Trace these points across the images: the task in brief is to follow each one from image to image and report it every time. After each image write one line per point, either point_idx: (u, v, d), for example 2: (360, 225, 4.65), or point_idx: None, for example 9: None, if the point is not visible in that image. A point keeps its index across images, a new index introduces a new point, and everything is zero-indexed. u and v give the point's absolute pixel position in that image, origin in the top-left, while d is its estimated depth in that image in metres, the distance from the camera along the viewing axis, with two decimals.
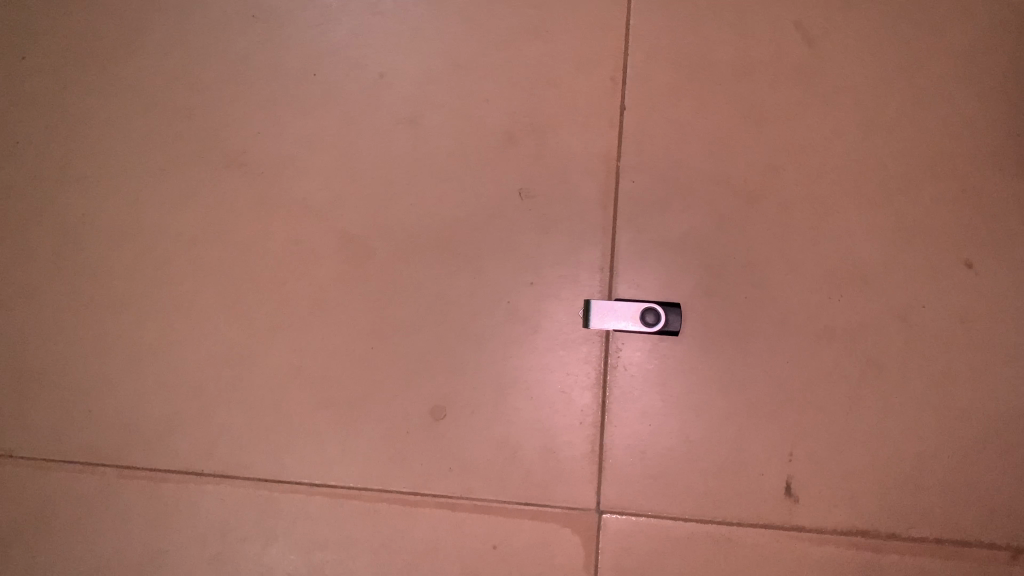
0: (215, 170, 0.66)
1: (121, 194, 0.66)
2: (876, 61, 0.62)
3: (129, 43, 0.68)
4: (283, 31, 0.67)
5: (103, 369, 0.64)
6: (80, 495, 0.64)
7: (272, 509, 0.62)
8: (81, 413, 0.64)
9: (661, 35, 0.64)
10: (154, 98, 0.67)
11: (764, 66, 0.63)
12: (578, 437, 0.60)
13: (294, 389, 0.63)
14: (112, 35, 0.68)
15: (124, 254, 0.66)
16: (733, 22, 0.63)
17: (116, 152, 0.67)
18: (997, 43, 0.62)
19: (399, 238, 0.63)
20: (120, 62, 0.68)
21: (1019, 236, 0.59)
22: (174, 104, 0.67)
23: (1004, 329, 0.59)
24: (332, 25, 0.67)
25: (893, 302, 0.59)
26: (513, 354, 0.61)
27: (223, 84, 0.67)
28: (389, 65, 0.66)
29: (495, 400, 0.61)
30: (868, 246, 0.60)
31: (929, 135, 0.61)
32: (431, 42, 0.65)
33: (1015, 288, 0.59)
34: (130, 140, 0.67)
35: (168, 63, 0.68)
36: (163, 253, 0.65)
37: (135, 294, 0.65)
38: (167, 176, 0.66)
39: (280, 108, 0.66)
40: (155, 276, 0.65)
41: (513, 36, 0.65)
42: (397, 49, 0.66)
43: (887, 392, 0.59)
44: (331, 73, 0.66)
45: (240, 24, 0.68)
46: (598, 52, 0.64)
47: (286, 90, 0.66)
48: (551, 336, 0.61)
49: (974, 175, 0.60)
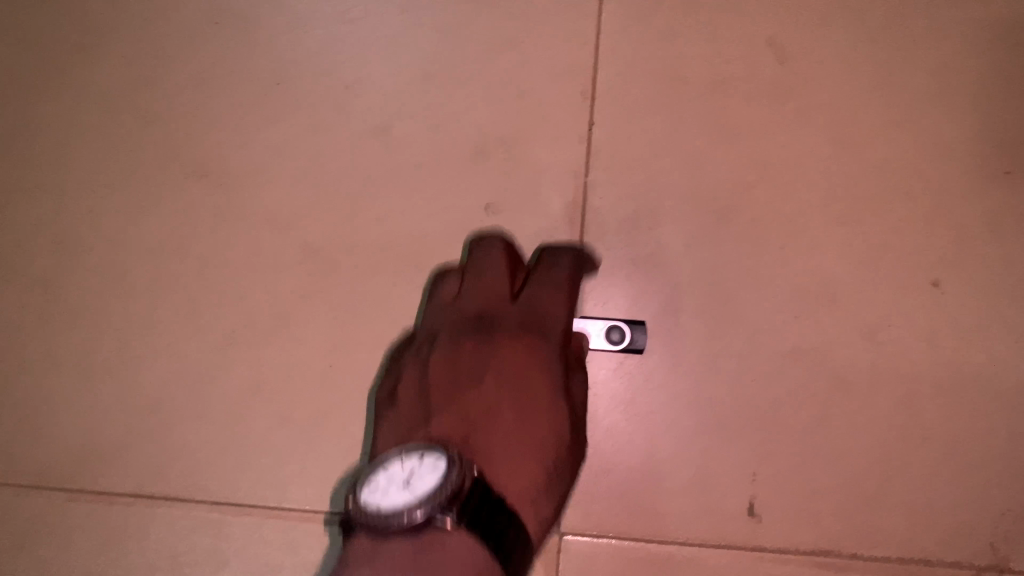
0: (174, 179, 0.64)
1: (76, 203, 0.64)
2: (847, 79, 0.62)
3: (91, 50, 0.67)
4: (249, 39, 0.66)
5: (56, 384, 0.62)
6: (28, 517, 0.61)
7: (225, 531, 0.60)
8: (30, 430, 0.62)
9: (632, 49, 0.63)
10: (114, 105, 0.66)
11: (736, 83, 0.62)
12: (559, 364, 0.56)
13: (252, 405, 0.61)
14: (74, 42, 0.67)
15: (79, 266, 0.64)
16: (704, 40, 0.63)
17: (73, 160, 0.65)
18: (967, 64, 0.62)
19: (362, 252, 0.62)
20: (81, 68, 0.66)
21: (987, 257, 0.59)
22: (135, 111, 0.65)
23: (972, 349, 0.58)
24: (300, 34, 0.66)
25: (862, 321, 0.59)
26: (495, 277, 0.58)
27: (184, 91, 0.65)
28: (356, 75, 0.64)
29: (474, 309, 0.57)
30: (837, 265, 0.60)
31: (898, 154, 0.61)
32: (401, 53, 0.64)
33: (982, 308, 0.59)
34: (88, 148, 0.65)
35: (129, 70, 0.66)
36: (119, 265, 0.63)
37: (90, 307, 0.63)
38: (124, 185, 0.64)
39: (243, 116, 0.64)
40: (110, 288, 0.63)
41: (482, 47, 0.64)
42: (365, 59, 0.65)
43: (855, 412, 0.58)
44: (296, 82, 0.65)
45: (204, 32, 0.66)
46: (568, 65, 0.63)
47: (250, 99, 0.65)
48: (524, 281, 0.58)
49: (942, 194, 0.60)
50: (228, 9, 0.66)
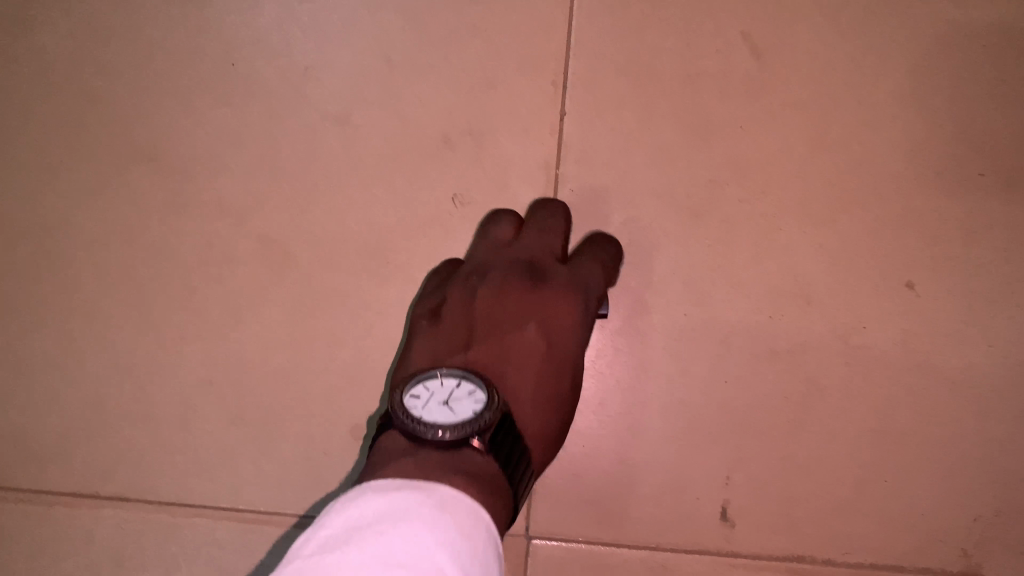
0: (122, 166, 0.61)
1: (18, 190, 0.61)
2: (826, 72, 0.60)
3: (27, 22, 0.62)
4: (199, 15, 0.62)
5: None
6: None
7: (176, 533, 0.59)
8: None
9: (605, 37, 0.61)
10: (56, 84, 0.62)
11: (711, 75, 0.60)
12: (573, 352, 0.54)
13: (206, 405, 0.59)
14: (6, 20, 0.63)
15: (21, 257, 0.61)
16: (681, 26, 0.60)
17: (13, 143, 0.62)
18: (950, 56, 0.60)
19: (322, 245, 0.59)
20: (18, 43, 0.62)
21: (965, 258, 0.58)
22: (78, 97, 0.62)
23: (945, 353, 0.57)
24: (254, 11, 0.62)
25: (836, 324, 0.58)
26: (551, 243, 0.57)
27: (132, 72, 0.62)
28: (316, 58, 0.61)
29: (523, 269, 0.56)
30: (812, 266, 0.58)
31: (875, 152, 0.59)
32: (363, 34, 0.61)
33: (957, 312, 0.57)
34: (29, 131, 0.62)
35: (69, 50, 0.62)
36: (64, 259, 0.60)
37: (34, 305, 0.60)
38: (69, 172, 0.61)
39: (196, 101, 0.61)
40: (54, 280, 0.60)
41: (449, 32, 0.61)
42: (325, 42, 0.61)
43: (827, 416, 0.57)
44: (252, 65, 0.61)
45: (151, 6, 0.62)
46: (539, 53, 0.61)
47: (203, 81, 0.62)
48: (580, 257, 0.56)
49: (919, 194, 0.59)
50: None
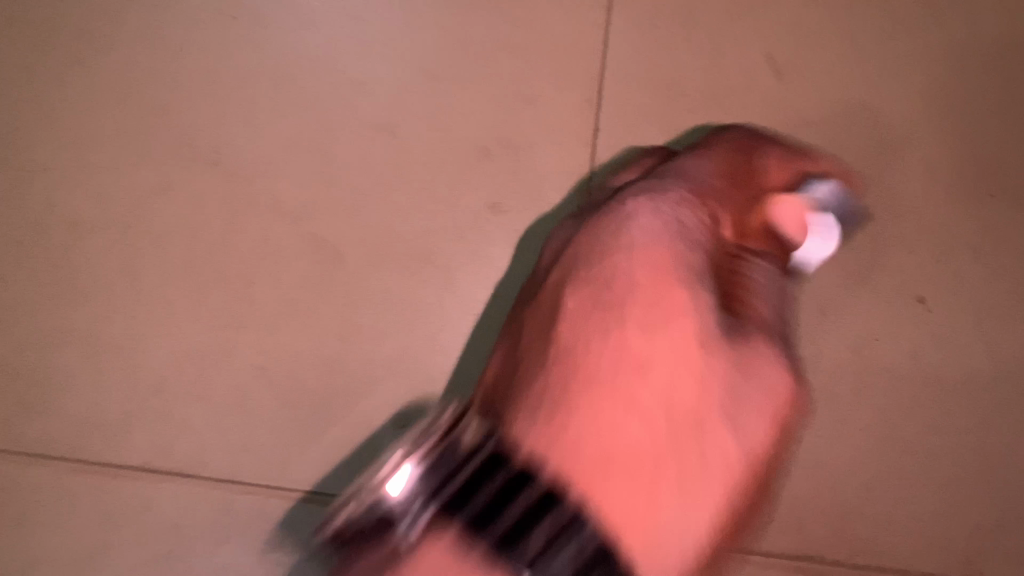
0: (190, 167, 0.66)
1: (93, 185, 0.67)
2: (839, 98, 0.64)
3: (110, 36, 0.69)
4: (266, 34, 0.68)
5: (66, 361, 0.64)
6: (30, 487, 0.62)
7: (230, 509, 0.62)
8: (35, 407, 0.63)
9: (637, 57, 0.65)
10: (132, 91, 0.68)
11: (737, 92, 0.64)
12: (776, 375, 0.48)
13: (256, 389, 0.63)
14: (88, 36, 0.69)
15: (93, 247, 0.66)
16: (709, 49, 0.65)
17: (90, 142, 0.67)
18: (951, 88, 0.64)
19: (369, 246, 0.64)
20: (100, 54, 0.68)
21: (973, 273, 0.61)
22: (150, 106, 0.68)
23: (953, 362, 0.60)
24: (315, 31, 0.68)
25: (849, 331, 0.61)
26: (613, 253, 0.50)
27: (201, 82, 0.68)
28: (368, 73, 0.67)
29: (570, 303, 0.48)
30: (827, 274, 0.61)
31: (890, 172, 0.63)
32: (412, 52, 0.67)
33: (964, 324, 0.61)
34: (106, 132, 0.67)
35: (145, 65, 0.68)
36: (131, 253, 0.66)
37: (99, 291, 0.65)
38: (141, 170, 0.67)
39: (257, 109, 0.67)
40: (125, 269, 0.65)
41: (493, 48, 0.66)
42: (376, 58, 0.67)
43: (838, 418, 0.60)
44: (309, 78, 0.67)
45: (220, 24, 0.69)
46: (575, 69, 0.65)
47: (264, 92, 0.67)
48: (661, 232, 0.50)
49: (930, 212, 0.62)
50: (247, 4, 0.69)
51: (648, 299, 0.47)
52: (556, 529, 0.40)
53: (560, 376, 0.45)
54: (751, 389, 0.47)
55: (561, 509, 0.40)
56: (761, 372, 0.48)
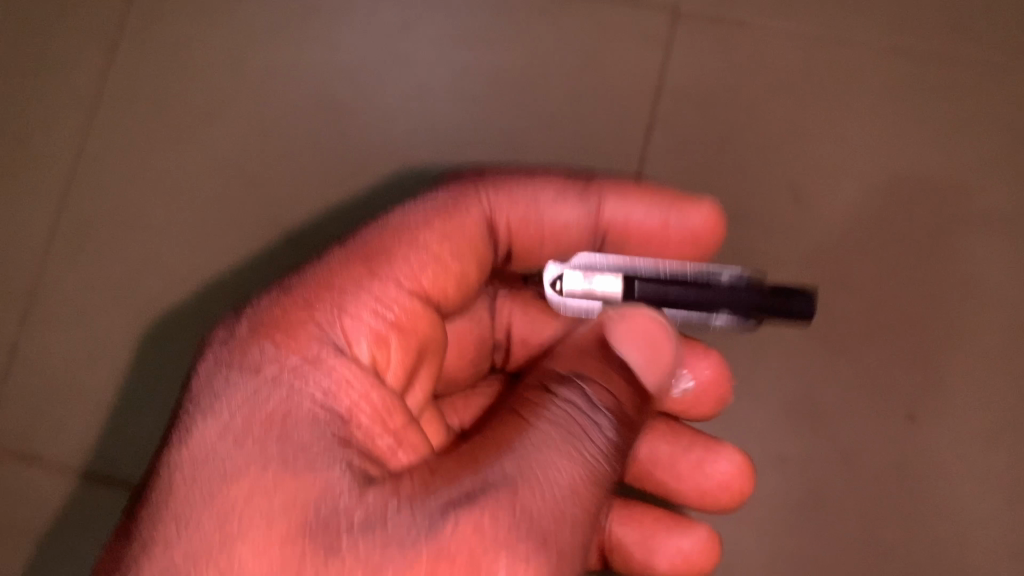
0: (261, 220, 0.73)
1: (177, 227, 0.73)
2: (860, 220, 0.70)
3: (203, 88, 0.75)
4: (343, 100, 0.74)
5: (136, 388, 0.71)
6: (86, 504, 0.69)
7: None
8: (99, 434, 0.70)
9: (676, 166, 0.71)
10: (217, 143, 0.74)
11: (764, 208, 0.70)
12: (596, 424, 0.46)
13: None
14: (201, 88, 0.75)
15: (169, 287, 0.73)
16: (742, 167, 0.71)
17: (177, 186, 0.74)
18: (970, 224, 0.70)
19: None
20: (194, 104, 0.75)
21: (960, 399, 0.66)
22: (251, 159, 0.74)
23: (933, 478, 0.65)
24: (387, 104, 0.73)
25: (845, 435, 0.66)
26: (503, 194, 0.55)
27: (281, 141, 0.74)
28: (433, 151, 0.73)
29: (391, 220, 0.52)
30: (831, 381, 0.67)
31: (895, 296, 0.68)
32: (475, 137, 0.73)
33: (947, 443, 0.66)
34: (193, 178, 0.74)
35: (250, 118, 0.74)
36: (211, 293, 0.72)
37: (173, 329, 0.72)
38: (219, 218, 0.73)
39: (325, 174, 0.73)
40: (193, 310, 0.72)
41: (547, 144, 0.72)
42: (444, 138, 0.73)
43: (825, 516, 0.65)
44: (379, 149, 0.73)
45: (304, 84, 0.74)
46: (619, 171, 0.71)
47: (335, 159, 0.73)
48: (677, 236, 0.57)
49: (931, 336, 0.68)
50: (330, 69, 0.74)
51: (448, 274, 0.52)
52: (212, 429, 0.41)
53: (344, 273, 0.49)
54: (547, 430, 0.45)
55: (195, 420, 0.42)
56: (574, 415, 0.46)
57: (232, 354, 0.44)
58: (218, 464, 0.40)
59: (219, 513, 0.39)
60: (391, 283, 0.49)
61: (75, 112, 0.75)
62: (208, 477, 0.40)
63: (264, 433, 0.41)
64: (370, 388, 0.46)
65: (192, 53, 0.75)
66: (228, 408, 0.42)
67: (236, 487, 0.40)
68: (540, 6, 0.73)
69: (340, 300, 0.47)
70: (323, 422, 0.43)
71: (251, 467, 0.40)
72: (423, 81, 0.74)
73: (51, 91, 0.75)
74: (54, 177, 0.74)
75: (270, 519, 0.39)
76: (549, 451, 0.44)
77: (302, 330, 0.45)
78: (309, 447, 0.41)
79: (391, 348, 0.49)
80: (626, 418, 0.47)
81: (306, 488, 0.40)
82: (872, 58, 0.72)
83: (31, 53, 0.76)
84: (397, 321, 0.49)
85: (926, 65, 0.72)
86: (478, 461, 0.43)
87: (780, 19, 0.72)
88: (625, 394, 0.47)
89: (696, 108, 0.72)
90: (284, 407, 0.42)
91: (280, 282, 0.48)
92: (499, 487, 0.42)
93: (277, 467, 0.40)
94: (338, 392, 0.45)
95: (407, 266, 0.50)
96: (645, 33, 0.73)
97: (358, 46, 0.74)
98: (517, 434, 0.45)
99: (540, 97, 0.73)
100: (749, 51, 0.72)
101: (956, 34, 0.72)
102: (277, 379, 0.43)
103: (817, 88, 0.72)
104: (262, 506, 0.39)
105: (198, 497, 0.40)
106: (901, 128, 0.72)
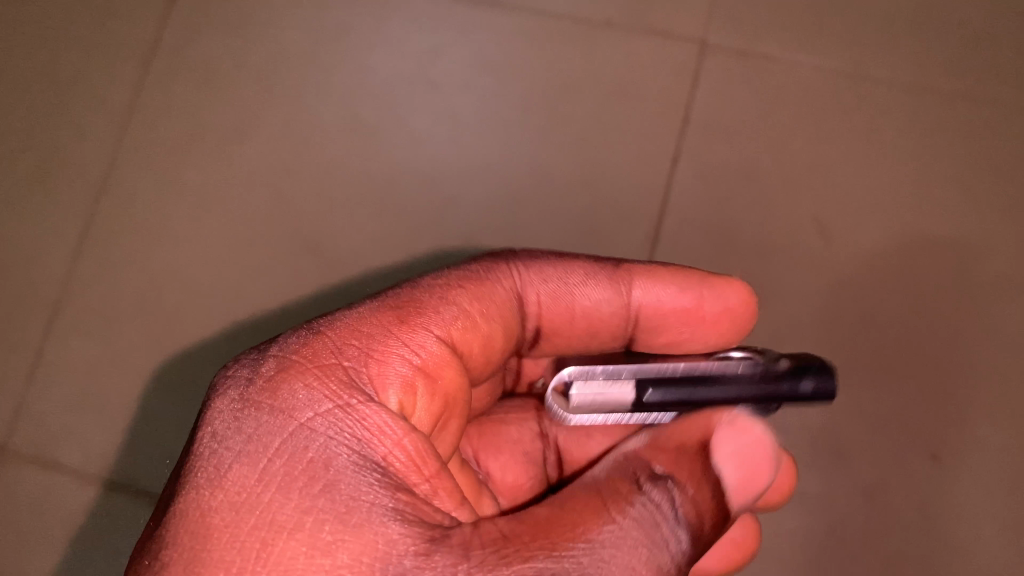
0: (279, 230, 0.72)
1: (198, 238, 0.73)
2: (884, 253, 0.69)
3: (231, 104, 0.76)
4: (369, 118, 0.74)
5: (146, 395, 0.70)
6: (83, 508, 0.67)
7: None
8: (105, 439, 0.69)
9: (700, 193, 0.71)
10: (242, 157, 0.75)
11: (789, 238, 0.70)
12: (677, 533, 0.42)
13: None
14: (230, 106, 0.76)
15: (187, 296, 0.72)
16: (769, 196, 0.71)
17: (200, 198, 0.74)
18: (992, 263, 0.69)
19: None
20: (221, 120, 0.76)
21: (983, 437, 0.66)
22: (272, 176, 0.74)
23: (954, 515, 0.64)
24: (411, 120, 0.74)
25: (866, 469, 0.65)
26: (536, 272, 0.52)
27: (305, 156, 0.74)
28: (458, 166, 0.73)
29: (418, 280, 0.47)
30: (851, 415, 0.66)
31: (919, 329, 0.68)
32: (500, 154, 0.73)
33: (970, 481, 0.65)
34: (218, 191, 0.74)
35: (274, 136, 0.75)
36: (226, 304, 0.71)
37: (187, 336, 0.71)
38: (239, 229, 0.73)
39: (348, 187, 0.73)
40: (209, 318, 0.71)
41: (573, 165, 0.72)
42: (467, 153, 0.73)
43: (846, 550, 0.64)
44: (403, 161, 0.73)
45: (332, 103, 0.75)
46: (643, 197, 0.71)
47: (359, 171, 0.73)
48: (713, 312, 0.53)
49: (953, 372, 0.67)
50: (358, 89, 0.75)
51: (476, 331, 0.46)
52: (248, 472, 0.36)
53: (368, 320, 0.42)
54: (630, 530, 0.41)
55: (222, 461, 0.36)
56: (661, 516, 0.42)
57: (257, 392, 0.38)
58: (262, 514, 0.35)
59: (277, 566, 0.33)
60: (426, 330, 0.43)
61: (103, 127, 0.77)
62: (256, 526, 0.34)
63: (310, 483, 0.36)
64: (405, 434, 0.39)
65: (221, 73, 0.77)
66: (266, 450, 0.36)
67: (293, 540, 0.34)
68: (567, 33, 0.74)
69: (365, 344, 0.41)
70: (362, 467, 0.37)
71: (307, 517, 0.35)
72: (450, 99, 0.74)
73: (82, 106, 0.77)
74: (78, 192, 0.75)
75: (343, 564, 0.34)
76: (627, 548, 0.40)
77: (332, 370, 0.39)
78: (357, 491, 0.36)
79: (420, 394, 0.42)
80: (706, 537, 0.44)
81: (370, 547, 0.35)
82: (899, 93, 0.72)
83: (65, 71, 0.78)
84: (425, 367, 0.42)
85: (951, 103, 0.72)
86: (553, 532, 0.40)
87: (805, 54, 0.72)
88: (711, 505, 0.45)
89: (721, 137, 0.72)
90: (332, 456, 0.37)
91: (303, 323, 0.43)
92: (576, 565, 0.38)
93: (333, 517, 0.35)
94: (371, 437, 0.38)
95: (445, 316, 0.44)
96: (673, 62, 0.73)
97: (385, 71, 0.75)
98: (596, 519, 0.41)
99: (562, 123, 0.73)
100: (775, 83, 0.72)
101: (981, 71, 0.72)
102: (306, 425, 0.37)
103: (843, 121, 0.72)
104: (334, 561, 0.34)
105: (242, 545, 0.34)
106: (926, 165, 0.71)
